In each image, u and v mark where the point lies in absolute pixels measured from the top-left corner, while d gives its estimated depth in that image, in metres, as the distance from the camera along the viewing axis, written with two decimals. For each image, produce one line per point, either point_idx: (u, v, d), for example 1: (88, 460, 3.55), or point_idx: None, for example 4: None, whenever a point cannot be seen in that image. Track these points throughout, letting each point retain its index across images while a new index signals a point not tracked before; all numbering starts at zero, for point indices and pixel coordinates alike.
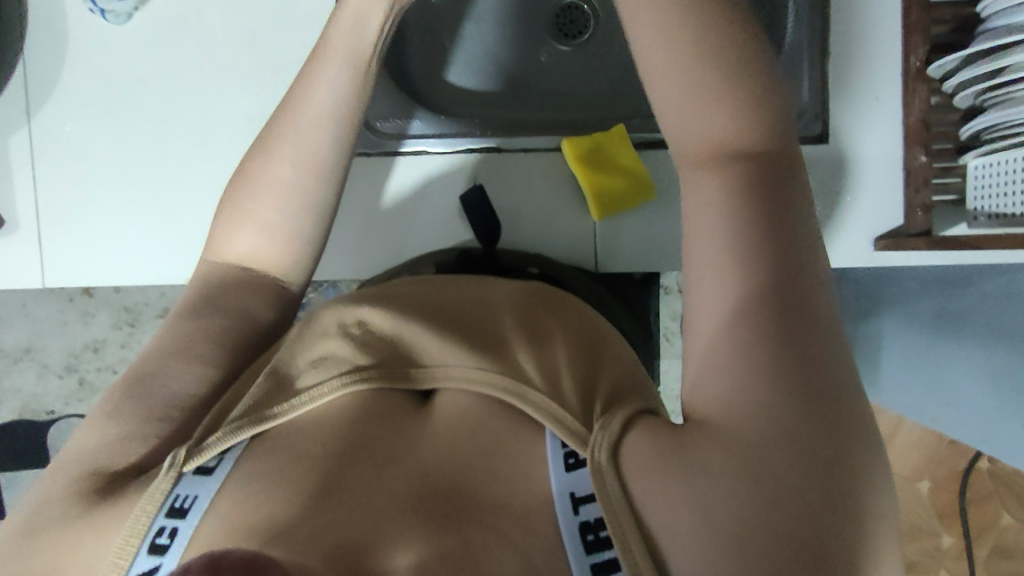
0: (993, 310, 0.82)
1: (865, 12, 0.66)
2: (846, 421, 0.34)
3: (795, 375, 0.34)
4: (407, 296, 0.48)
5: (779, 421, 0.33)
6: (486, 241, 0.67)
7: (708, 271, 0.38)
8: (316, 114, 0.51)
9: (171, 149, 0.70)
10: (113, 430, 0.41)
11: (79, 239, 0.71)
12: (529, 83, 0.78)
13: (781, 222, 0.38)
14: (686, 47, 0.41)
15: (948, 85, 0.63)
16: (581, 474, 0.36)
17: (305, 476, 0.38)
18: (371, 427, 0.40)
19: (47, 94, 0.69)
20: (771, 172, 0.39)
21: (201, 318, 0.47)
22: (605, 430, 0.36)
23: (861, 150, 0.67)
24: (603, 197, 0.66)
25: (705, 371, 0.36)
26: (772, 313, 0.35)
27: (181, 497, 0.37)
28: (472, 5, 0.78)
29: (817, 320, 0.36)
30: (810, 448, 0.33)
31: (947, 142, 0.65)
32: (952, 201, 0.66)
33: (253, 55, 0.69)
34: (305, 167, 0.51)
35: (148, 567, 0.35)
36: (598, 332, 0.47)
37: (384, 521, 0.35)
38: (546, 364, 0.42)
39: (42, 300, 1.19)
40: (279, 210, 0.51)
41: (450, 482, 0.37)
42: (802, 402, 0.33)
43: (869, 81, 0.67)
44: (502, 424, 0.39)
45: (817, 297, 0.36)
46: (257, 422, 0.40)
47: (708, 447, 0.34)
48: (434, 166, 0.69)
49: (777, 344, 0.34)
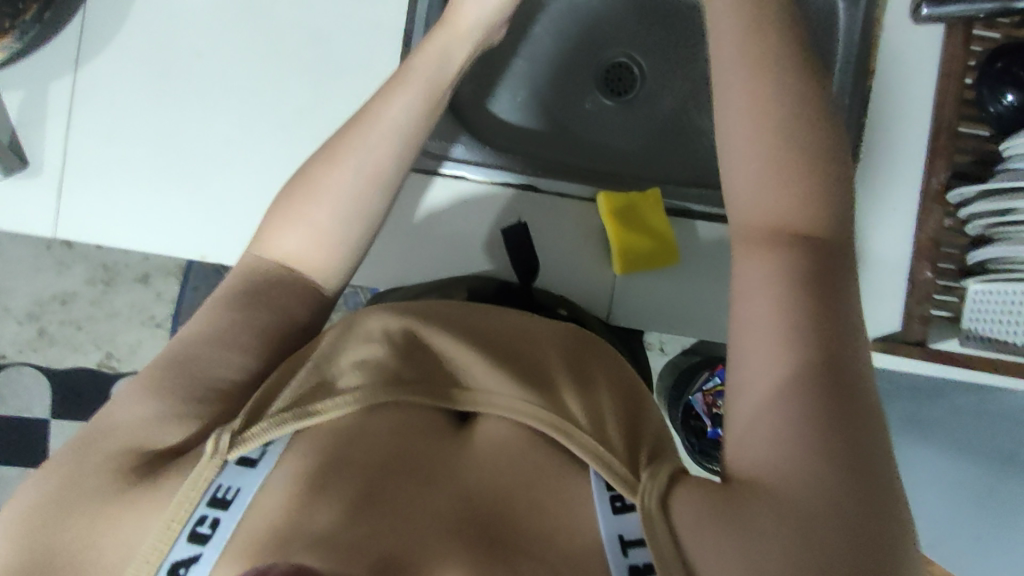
0: (965, 423, 0.88)
1: (888, 129, 0.71)
2: (890, 499, 0.37)
3: (845, 453, 0.37)
4: (452, 317, 0.52)
5: (831, 496, 0.36)
6: (523, 274, 0.68)
7: (758, 335, 0.40)
8: (386, 129, 0.53)
9: (213, 129, 0.70)
10: (156, 407, 0.44)
11: (103, 198, 0.69)
12: (571, 127, 0.84)
13: (833, 309, 0.41)
14: (758, 140, 0.44)
15: (963, 211, 0.67)
16: (628, 518, 0.40)
17: (352, 485, 0.40)
18: (415, 445, 0.43)
19: (100, 48, 0.69)
20: (827, 263, 0.42)
21: (248, 315, 0.48)
22: (652, 479, 0.41)
23: (875, 254, 0.70)
24: (629, 253, 0.69)
25: (753, 438, 0.39)
26: (823, 390, 0.38)
27: (223, 487, 0.40)
28: (527, 47, 0.84)
29: (862, 399, 0.39)
30: (859, 521, 0.36)
31: (952, 263, 0.70)
32: (947, 318, 0.71)
33: (313, 51, 0.71)
34: (365, 176, 0.52)
35: (187, 556, 0.38)
36: (635, 385, 0.53)
37: (428, 540, 0.38)
38: (591, 407, 0.46)
39: (19, 242, 1.15)
40: (333, 217, 0.52)
41: (492, 509, 0.40)
42: (852, 479, 0.37)
43: (888, 192, 0.71)
44: (546, 457, 0.43)
45: (859, 375, 0.40)
46: (301, 419, 0.43)
47: (761, 511, 0.37)
48: (467, 194, 0.71)
49: (827, 422, 0.38)
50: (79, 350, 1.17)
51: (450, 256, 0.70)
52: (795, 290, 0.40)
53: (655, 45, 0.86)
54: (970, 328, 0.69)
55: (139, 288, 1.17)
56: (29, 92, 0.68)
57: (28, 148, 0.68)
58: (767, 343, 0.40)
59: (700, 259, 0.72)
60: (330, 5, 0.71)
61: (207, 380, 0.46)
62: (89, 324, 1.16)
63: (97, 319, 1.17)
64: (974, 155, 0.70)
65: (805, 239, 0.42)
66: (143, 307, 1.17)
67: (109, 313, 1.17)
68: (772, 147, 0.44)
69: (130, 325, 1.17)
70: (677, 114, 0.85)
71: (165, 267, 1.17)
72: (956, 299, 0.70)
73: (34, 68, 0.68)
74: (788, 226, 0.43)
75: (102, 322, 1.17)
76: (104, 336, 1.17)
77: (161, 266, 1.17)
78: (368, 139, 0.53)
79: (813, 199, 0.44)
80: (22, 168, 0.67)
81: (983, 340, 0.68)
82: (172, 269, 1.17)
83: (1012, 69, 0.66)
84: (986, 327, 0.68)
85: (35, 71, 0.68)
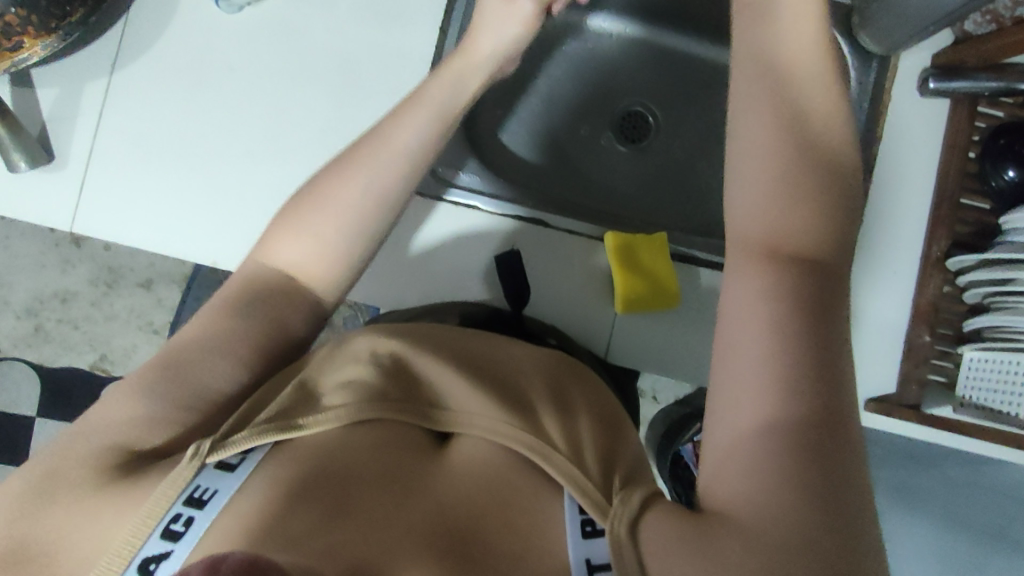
0: (951, 493, 0.91)
1: (892, 197, 0.73)
2: (860, 532, 0.38)
3: (819, 489, 0.38)
4: (440, 339, 0.52)
5: (802, 528, 0.37)
6: (514, 303, 0.70)
7: (751, 368, 0.41)
8: (396, 152, 0.55)
9: (238, 139, 0.72)
10: (156, 397, 0.45)
11: (122, 196, 0.70)
12: (577, 166, 0.87)
13: (825, 347, 0.42)
14: (747, 211, 0.46)
15: (961, 279, 0.70)
16: (598, 543, 0.40)
17: (327, 486, 0.41)
18: (392, 457, 0.44)
19: (138, 53, 0.71)
20: (823, 294, 0.43)
21: (237, 317, 0.49)
22: (624, 504, 0.41)
23: (869, 317, 0.71)
24: (632, 295, 0.70)
25: (730, 471, 0.40)
26: (806, 432, 0.39)
27: (201, 488, 0.40)
28: (533, 82, 0.88)
29: (847, 448, 0.40)
30: (826, 557, 0.36)
31: (949, 328, 0.71)
32: (941, 382, 0.72)
33: (345, 75, 0.73)
34: (372, 198, 0.54)
35: (161, 551, 0.37)
36: (616, 418, 0.53)
37: (398, 548, 0.38)
38: (572, 436, 0.46)
39: (28, 238, 1.16)
40: (338, 228, 0.53)
41: (463, 526, 0.41)
42: (823, 515, 0.37)
43: (884, 257, 0.72)
44: (520, 479, 0.44)
45: (847, 423, 0.40)
46: (282, 431, 0.43)
47: (729, 539, 0.37)
48: (467, 225, 0.72)
49: (806, 460, 0.38)
50: (74, 350, 1.17)
51: (450, 285, 0.72)
52: (788, 329, 0.41)
53: (673, 100, 0.90)
54: (965, 395, 0.69)
55: (139, 294, 1.17)
56: (64, 90, 0.70)
57: (57, 144, 0.70)
58: (757, 379, 0.41)
59: (697, 307, 0.73)
60: (363, 32, 0.74)
61: (212, 376, 0.47)
62: (87, 326, 1.17)
63: (94, 321, 1.17)
64: (974, 226, 0.72)
65: (805, 279, 0.43)
66: (142, 312, 1.17)
67: (107, 316, 1.17)
68: (761, 207, 0.46)
69: (127, 330, 1.17)
70: (685, 165, 0.87)
71: (169, 274, 1.18)
72: (951, 365, 0.71)
73: (73, 68, 0.71)
74: (781, 267, 0.44)
75: (99, 324, 1.17)
76: (99, 338, 1.17)
77: (165, 273, 1.17)
78: (379, 160, 0.54)
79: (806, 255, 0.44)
80: (47, 162, 0.69)
81: (977, 408, 0.69)
82: (175, 276, 1.17)
83: (1015, 147, 0.69)
84: (980, 395, 0.69)
85: (73, 70, 0.71)
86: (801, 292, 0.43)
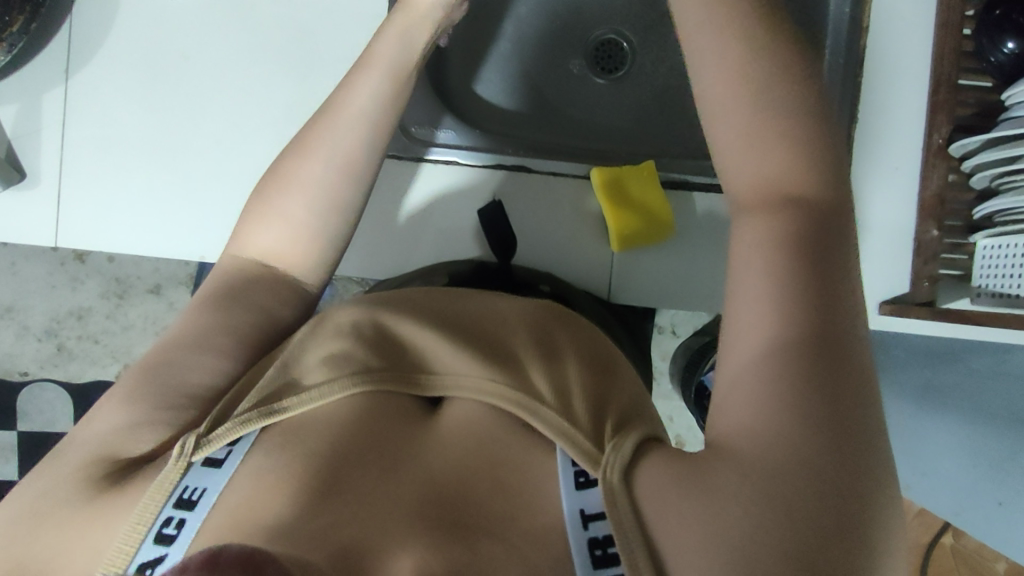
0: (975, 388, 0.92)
1: (886, 87, 0.69)
2: (869, 455, 0.36)
3: (820, 411, 0.36)
4: (421, 305, 0.51)
5: (801, 451, 0.35)
6: (500, 252, 0.68)
7: (749, 291, 0.40)
8: (352, 118, 0.55)
9: (202, 130, 0.71)
10: (146, 395, 0.46)
11: (100, 204, 0.70)
12: (556, 108, 0.85)
13: (825, 271, 0.40)
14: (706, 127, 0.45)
15: (967, 165, 0.66)
16: (591, 492, 0.39)
17: (314, 474, 0.41)
18: (381, 427, 0.44)
19: (89, 56, 0.70)
20: (820, 222, 0.41)
21: (218, 314, 0.50)
22: (616, 452, 0.40)
23: (872, 219, 0.69)
24: (626, 230, 0.68)
25: (730, 400, 0.38)
26: (802, 360, 0.37)
27: (190, 488, 0.40)
28: (499, 28, 0.84)
29: (853, 369, 0.38)
30: (827, 480, 0.35)
31: (958, 219, 0.68)
32: (957, 276, 0.70)
33: (300, 47, 0.71)
34: (336, 167, 0.54)
35: (153, 556, 0.37)
36: (611, 358, 0.51)
37: (390, 527, 0.37)
38: (559, 383, 0.45)
39: (33, 260, 1.17)
40: (307, 208, 0.54)
41: (455, 491, 0.40)
42: (824, 436, 0.35)
43: (883, 155, 0.69)
44: (512, 434, 0.43)
45: (851, 347, 0.38)
46: (266, 416, 0.43)
47: (726, 472, 0.36)
48: (451, 185, 0.71)
49: (806, 381, 0.36)
50: (98, 363, 1.18)
51: (441, 245, 0.71)
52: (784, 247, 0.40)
53: (645, 19, 0.84)
54: (979, 285, 0.67)
55: (150, 300, 1.17)
56: (23, 104, 0.69)
57: (26, 160, 0.69)
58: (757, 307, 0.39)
59: (696, 234, 0.70)
60: None
61: (201, 372, 0.47)
62: (106, 339, 1.18)
63: (113, 333, 1.18)
64: (975, 107, 0.68)
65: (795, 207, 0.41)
66: (156, 317, 1.18)
67: (124, 326, 1.18)
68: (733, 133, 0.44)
69: (145, 337, 1.18)
70: (669, 91, 0.83)
71: (175, 276, 1.18)
72: (965, 257, 0.69)
73: (28, 79, 0.69)
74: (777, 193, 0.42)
75: (118, 334, 1.18)
76: (120, 348, 1.18)
77: (171, 276, 1.17)
78: (337, 131, 0.54)
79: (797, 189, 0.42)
80: (19, 180, 0.69)
81: (994, 296, 0.66)
82: (182, 278, 1.17)
83: (1012, 16, 0.64)
84: (996, 284, 0.66)
85: (29, 81, 0.69)
86: (788, 213, 0.41)
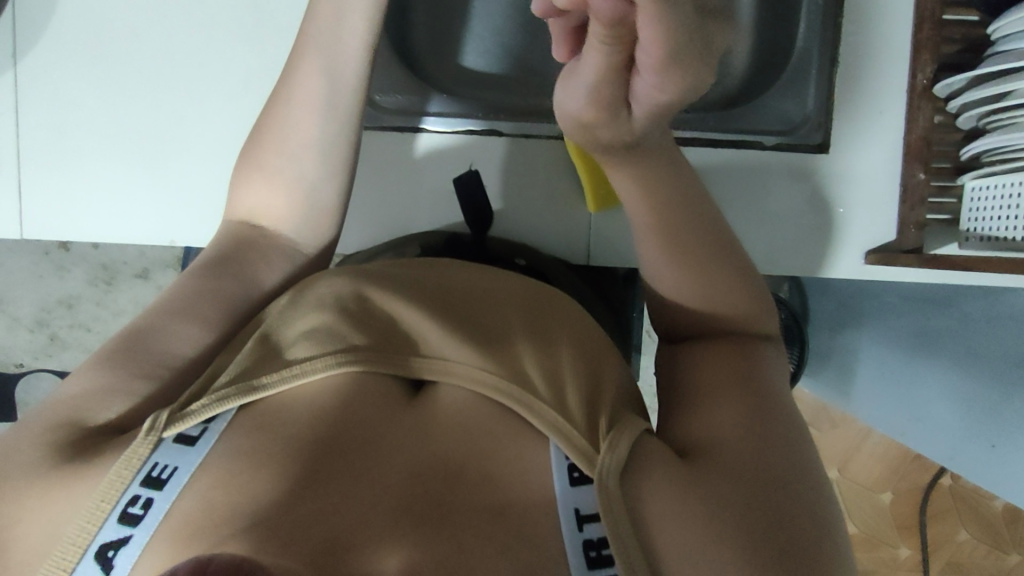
0: (974, 331, 0.90)
1: (866, 28, 0.67)
2: (817, 467, 0.42)
3: (777, 428, 0.42)
4: (404, 280, 0.50)
5: (770, 460, 0.40)
6: (475, 224, 0.67)
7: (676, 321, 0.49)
8: (313, 66, 0.54)
9: (160, 107, 0.68)
10: (108, 379, 0.44)
11: (60, 188, 0.68)
12: (538, 71, 0.79)
13: (728, 299, 0.49)
14: (631, 186, 0.50)
15: (953, 104, 0.64)
16: (585, 491, 0.39)
17: (289, 463, 0.39)
18: (360, 416, 0.42)
19: (35, 36, 0.67)
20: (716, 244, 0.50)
21: (214, 278, 0.50)
22: (612, 454, 0.40)
23: (854, 165, 0.67)
24: (600, 188, 0.66)
25: (704, 419, 0.43)
26: (755, 389, 0.44)
27: (159, 465, 0.39)
28: None
29: (788, 401, 0.45)
30: (794, 485, 0.39)
31: (946, 161, 0.67)
32: (946, 221, 0.68)
33: (252, 14, 0.68)
34: (302, 108, 0.54)
35: (118, 537, 0.36)
36: (600, 348, 0.50)
37: (368, 522, 0.36)
38: (549, 365, 0.45)
39: (16, 251, 1.14)
40: (284, 157, 0.54)
41: (440, 475, 0.39)
42: (785, 446, 0.41)
43: (865, 101, 0.67)
44: (499, 423, 0.42)
45: (780, 384, 0.46)
46: (244, 393, 0.42)
47: (714, 477, 0.39)
48: (426, 147, 0.68)
49: (761, 407, 0.43)
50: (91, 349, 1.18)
51: (415, 212, 0.69)
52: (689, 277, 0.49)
53: None
54: (968, 229, 0.65)
55: (139, 285, 1.17)
56: None
57: None
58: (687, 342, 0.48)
59: None
60: None
61: (157, 361, 0.46)
62: (99, 326, 1.17)
63: (103, 319, 1.18)
64: (962, 43, 0.65)
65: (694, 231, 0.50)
66: (145, 301, 1.17)
67: (114, 311, 1.17)
68: (647, 191, 0.50)
69: None
70: None
71: (162, 260, 1.17)
72: (953, 201, 0.67)
73: None
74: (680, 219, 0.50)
75: (109, 321, 1.18)
76: (112, 334, 1.18)
77: (158, 259, 1.16)
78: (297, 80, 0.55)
79: (681, 94, 0.41)
80: None
81: (982, 240, 0.64)
82: (168, 261, 1.16)
83: None
84: (985, 226, 0.64)
85: None
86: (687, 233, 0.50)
